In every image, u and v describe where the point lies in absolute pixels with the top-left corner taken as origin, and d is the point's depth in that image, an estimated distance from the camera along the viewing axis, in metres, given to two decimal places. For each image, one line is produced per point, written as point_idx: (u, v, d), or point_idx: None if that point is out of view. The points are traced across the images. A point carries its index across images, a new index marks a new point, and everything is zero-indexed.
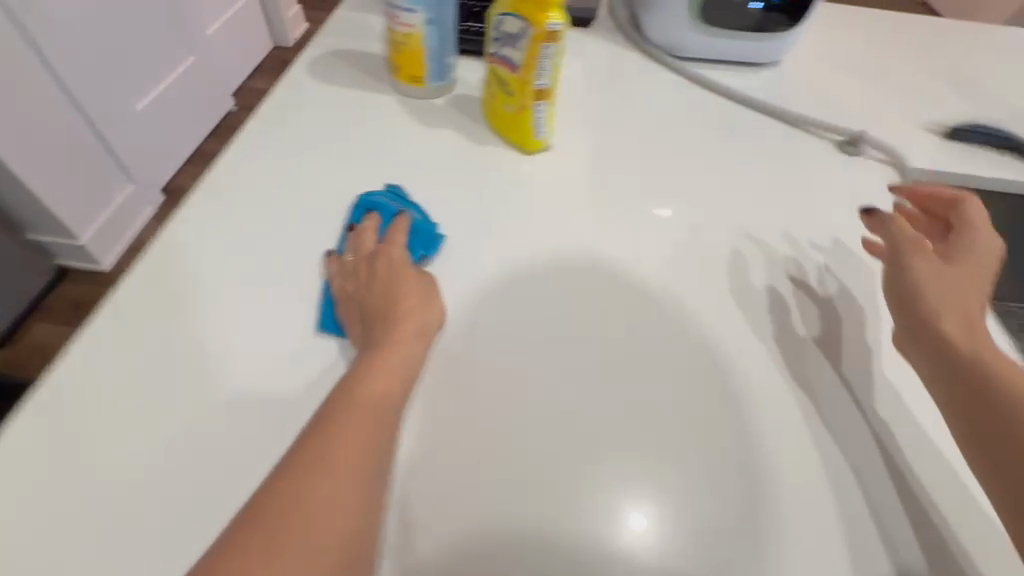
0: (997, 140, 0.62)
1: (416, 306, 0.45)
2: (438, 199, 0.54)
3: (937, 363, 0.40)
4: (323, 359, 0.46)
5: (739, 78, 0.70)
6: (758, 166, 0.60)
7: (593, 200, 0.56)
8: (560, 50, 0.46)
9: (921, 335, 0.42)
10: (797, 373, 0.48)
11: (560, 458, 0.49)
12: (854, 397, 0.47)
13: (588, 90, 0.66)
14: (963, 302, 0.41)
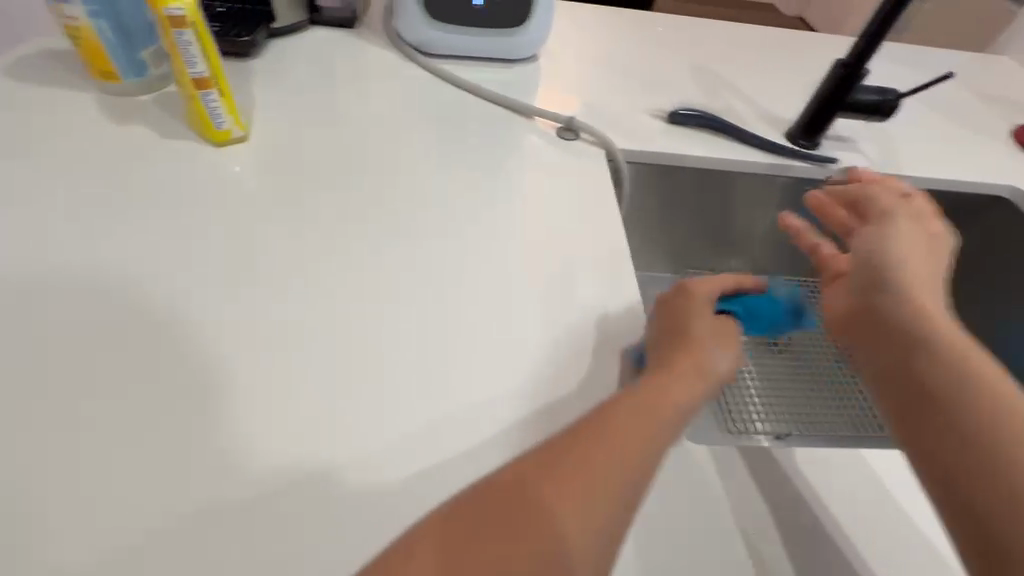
0: (707, 123, 0.68)
1: (687, 383, 0.41)
2: (184, 192, 0.52)
3: (885, 320, 0.40)
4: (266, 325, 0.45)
5: (486, 72, 0.73)
6: (511, 166, 0.62)
7: (341, 193, 0.56)
8: (200, 34, 0.47)
9: (874, 296, 0.42)
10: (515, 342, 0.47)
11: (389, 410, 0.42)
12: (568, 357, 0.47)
13: (346, 96, 0.67)
14: (918, 278, 0.43)
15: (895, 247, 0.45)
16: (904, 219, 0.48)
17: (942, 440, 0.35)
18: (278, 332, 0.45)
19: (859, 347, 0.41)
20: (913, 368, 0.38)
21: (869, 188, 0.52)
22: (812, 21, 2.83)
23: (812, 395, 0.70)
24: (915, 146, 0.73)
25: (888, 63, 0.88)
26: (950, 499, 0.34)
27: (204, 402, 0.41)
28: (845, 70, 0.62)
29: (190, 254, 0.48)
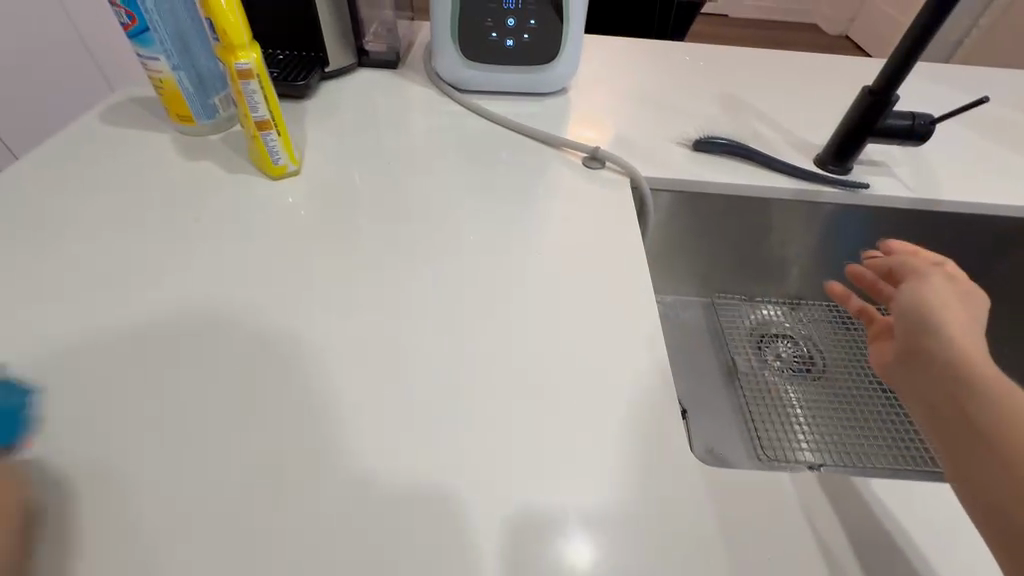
0: (734, 150, 0.69)
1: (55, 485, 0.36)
2: (246, 221, 0.59)
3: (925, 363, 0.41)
4: (308, 341, 0.49)
5: (517, 106, 0.77)
6: (538, 194, 0.66)
7: (380, 223, 0.60)
8: (262, 84, 0.53)
9: (913, 339, 0.43)
10: (537, 362, 0.49)
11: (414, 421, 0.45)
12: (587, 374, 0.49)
13: (388, 132, 0.73)
14: (957, 314, 0.42)
15: (927, 292, 0.45)
16: (939, 278, 0.47)
17: (986, 475, 0.35)
18: (320, 345, 0.49)
19: (905, 391, 0.42)
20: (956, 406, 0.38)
21: (899, 257, 0.51)
22: (858, 39, 2.75)
23: (852, 423, 0.68)
24: (956, 170, 0.71)
25: (928, 86, 0.86)
26: (1000, 538, 0.33)
27: (253, 406, 0.45)
28: (874, 97, 0.62)
29: (247, 275, 0.54)
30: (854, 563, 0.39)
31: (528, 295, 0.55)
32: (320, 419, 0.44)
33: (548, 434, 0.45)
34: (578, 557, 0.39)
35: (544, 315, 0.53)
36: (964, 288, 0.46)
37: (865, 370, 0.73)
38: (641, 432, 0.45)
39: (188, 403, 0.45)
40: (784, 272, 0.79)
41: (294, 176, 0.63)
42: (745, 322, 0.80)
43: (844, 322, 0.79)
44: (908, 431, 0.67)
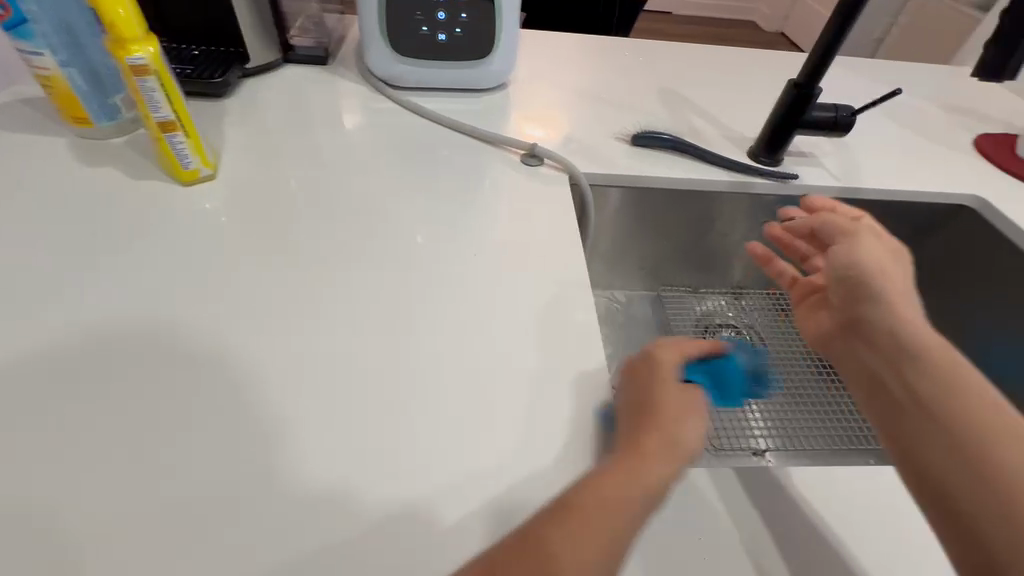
0: (672, 145, 0.70)
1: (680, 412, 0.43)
2: (155, 231, 0.54)
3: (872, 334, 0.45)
4: (225, 361, 0.45)
5: (454, 103, 0.75)
6: (478, 193, 0.64)
7: (306, 227, 0.57)
8: (161, 81, 0.48)
9: (861, 313, 0.47)
10: (475, 369, 0.47)
11: (340, 444, 0.42)
12: (527, 378, 0.47)
13: (318, 131, 0.69)
14: (893, 282, 0.47)
15: (865, 259, 0.48)
16: (868, 237, 0.51)
17: (924, 430, 0.39)
18: (240, 364, 0.45)
19: (847, 353, 0.47)
20: (896, 368, 0.42)
21: (824, 218, 0.54)
22: (794, 35, 2.88)
23: (788, 410, 0.70)
24: (878, 159, 0.74)
25: (851, 78, 0.90)
26: (926, 486, 0.37)
27: (162, 438, 0.41)
28: (799, 89, 0.63)
29: (158, 291, 0.49)
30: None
31: (467, 297, 0.53)
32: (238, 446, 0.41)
33: (486, 451, 0.43)
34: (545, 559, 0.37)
35: (484, 317, 0.51)
36: (889, 247, 0.50)
37: (801, 359, 0.76)
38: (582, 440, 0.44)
39: (86, 441, 0.40)
40: (726, 263, 0.81)
41: (210, 181, 0.58)
42: (692, 312, 0.82)
43: (783, 309, 0.82)
44: (846, 413, 0.70)
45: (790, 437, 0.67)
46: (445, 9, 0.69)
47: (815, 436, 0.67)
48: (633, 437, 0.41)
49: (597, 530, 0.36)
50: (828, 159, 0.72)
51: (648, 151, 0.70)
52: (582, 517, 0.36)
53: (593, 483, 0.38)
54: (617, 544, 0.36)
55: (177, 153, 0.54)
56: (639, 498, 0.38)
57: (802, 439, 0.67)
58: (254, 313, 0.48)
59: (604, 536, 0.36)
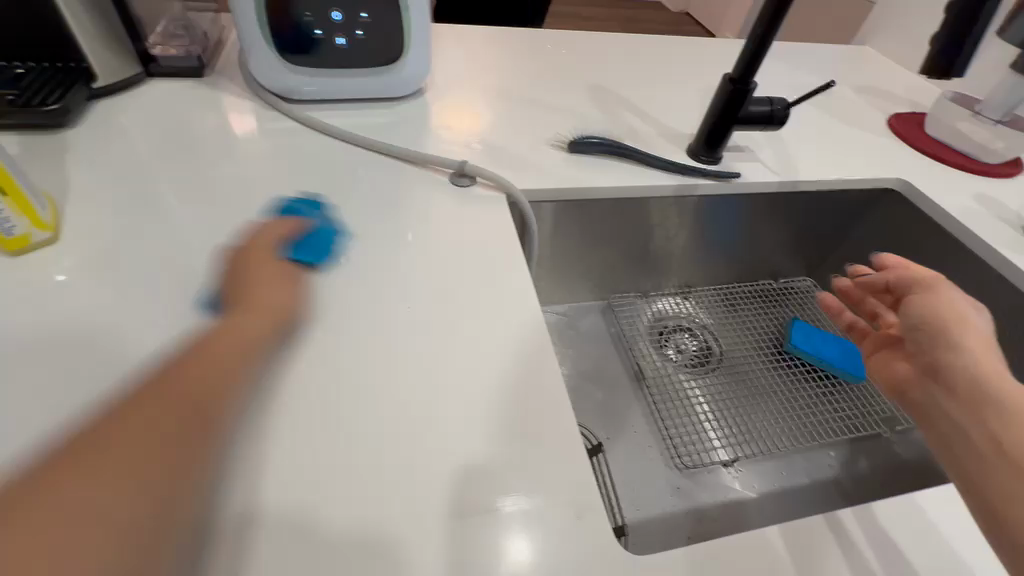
0: (610, 150, 0.65)
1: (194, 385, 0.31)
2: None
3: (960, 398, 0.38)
4: None
5: (364, 116, 0.65)
6: (403, 218, 0.55)
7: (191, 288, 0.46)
8: None
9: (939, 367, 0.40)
10: (417, 440, 0.39)
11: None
12: (479, 442, 0.40)
13: (197, 161, 0.57)
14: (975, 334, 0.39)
15: (941, 311, 0.41)
16: (945, 287, 0.44)
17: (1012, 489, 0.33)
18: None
19: (923, 400, 0.41)
20: (979, 420, 0.36)
21: (896, 271, 0.48)
22: (697, 15, 2.99)
23: (751, 413, 0.69)
24: (808, 147, 0.74)
25: (770, 65, 0.91)
26: (997, 538, 0.33)
27: None
28: (734, 85, 0.61)
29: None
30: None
31: (398, 348, 0.44)
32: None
33: (438, 548, 0.34)
34: (516, 561, 0.34)
35: (422, 373, 0.43)
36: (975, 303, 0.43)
37: (756, 356, 0.75)
38: (558, 510, 0.37)
39: None
40: (675, 264, 0.78)
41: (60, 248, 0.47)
42: (644, 318, 0.79)
43: (730, 304, 0.81)
44: (803, 406, 0.70)
45: (757, 440, 0.66)
46: (342, 9, 0.59)
47: (780, 435, 0.67)
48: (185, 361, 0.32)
49: (148, 448, 0.27)
50: (763, 153, 0.71)
51: (584, 158, 0.65)
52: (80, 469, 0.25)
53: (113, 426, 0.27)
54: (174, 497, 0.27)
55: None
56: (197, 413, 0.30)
57: (768, 441, 0.66)
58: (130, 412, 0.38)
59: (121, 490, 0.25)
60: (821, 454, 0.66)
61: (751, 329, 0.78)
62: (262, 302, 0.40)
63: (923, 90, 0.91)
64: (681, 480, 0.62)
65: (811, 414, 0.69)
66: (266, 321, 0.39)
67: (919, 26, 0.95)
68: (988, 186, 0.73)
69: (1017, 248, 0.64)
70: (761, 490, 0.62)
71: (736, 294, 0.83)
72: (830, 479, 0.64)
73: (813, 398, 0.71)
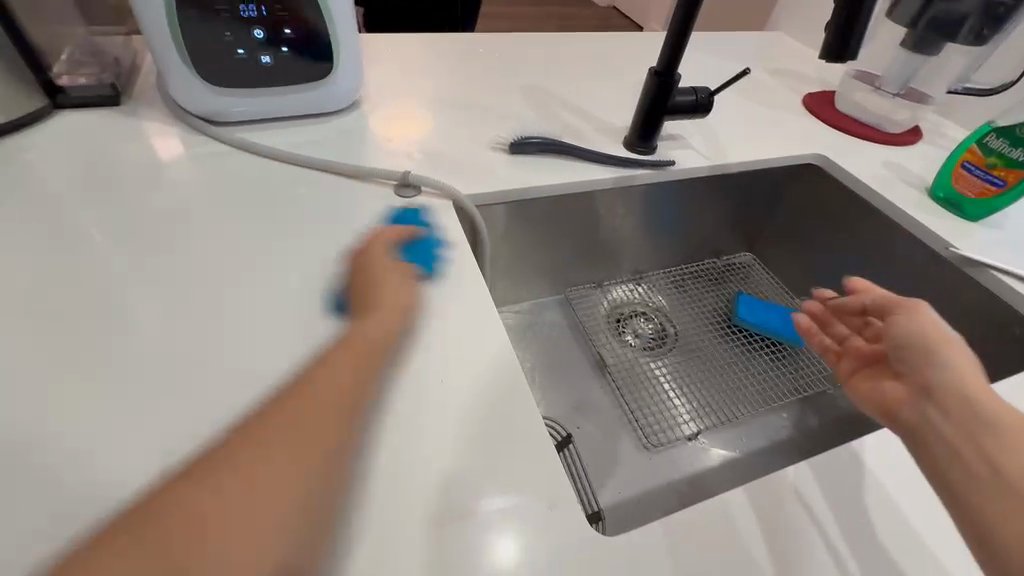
0: (551, 149, 0.67)
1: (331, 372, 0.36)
2: None
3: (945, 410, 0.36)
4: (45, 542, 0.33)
5: (298, 133, 0.64)
6: (348, 234, 0.54)
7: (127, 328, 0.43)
8: None
9: (929, 382, 0.38)
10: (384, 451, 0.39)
11: None
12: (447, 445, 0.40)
13: (122, 193, 0.54)
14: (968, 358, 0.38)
15: (932, 328, 0.40)
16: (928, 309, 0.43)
17: (1003, 499, 0.31)
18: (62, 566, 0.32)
19: (913, 426, 0.38)
20: (973, 441, 0.34)
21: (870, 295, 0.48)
22: (625, 9, 3.08)
23: (709, 387, 0.73)
24: (734, 131, 0.78)
25: (693, 56, 0.95)
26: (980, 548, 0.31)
27: None
28: (659, 78, 0.63)
29: None
30: (776, 566, 0.37)
31: None
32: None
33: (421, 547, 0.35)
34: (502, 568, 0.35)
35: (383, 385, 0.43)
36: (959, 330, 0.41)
37: (707, 331, 0.79)
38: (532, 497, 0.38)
39: None
40: (623, 253, 0.81)
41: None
42: (600, 307, 0.81)
43: (680, 284, 0.85)
44: (754, 374, 0.74)
45: (716, 413, 0.70)
46: (262, 26, 0.57)
47: (735, 405, 0.71)
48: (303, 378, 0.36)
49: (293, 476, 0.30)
50: (694, 140, 0.75)
51: (525, 158, 0.67)
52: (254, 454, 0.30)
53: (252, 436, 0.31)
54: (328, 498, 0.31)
55: None
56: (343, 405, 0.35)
57: (726, 412, 0.70)
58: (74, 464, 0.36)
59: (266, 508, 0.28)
60: (775, 417, 0.71)
61: (701, 306, 0.83)
62: (383, 308, 0.44)
63: (830, 70, 0.99)
64: (650, 458, 0.64)
65: (760, 380, 0.74)
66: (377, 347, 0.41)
67: (819, 10, 1.03)
68: (892, 153, 0.80)
69: (918, 207, 0.70)
70: (725, 457, 0.66)
71: (684, 274, 0.87)
72: (785, 439, 0.69)
73: (763, 364, 0.76)
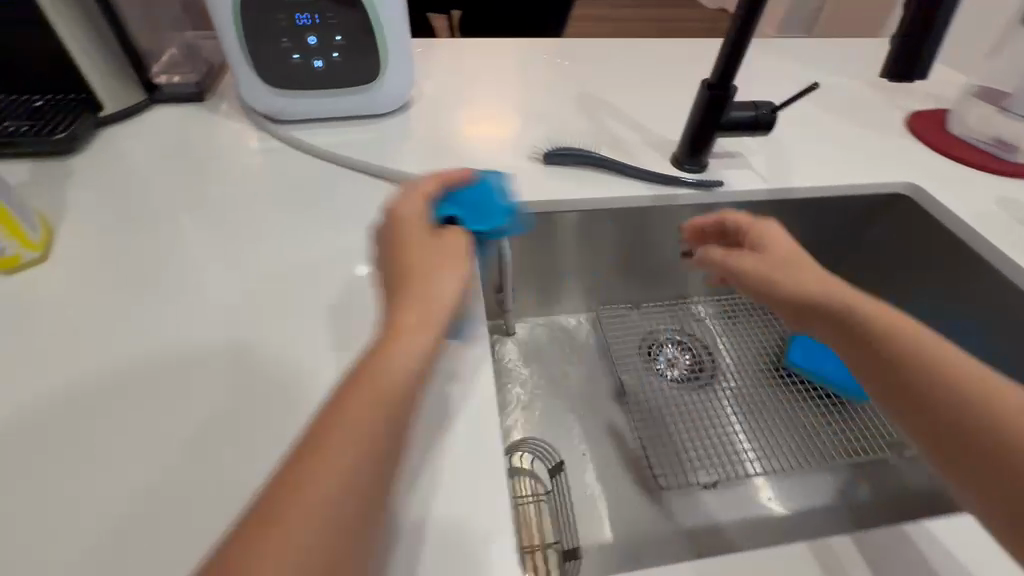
0: (586, 160, 0.64)
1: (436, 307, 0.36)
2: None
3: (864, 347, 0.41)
4: (68, 482, 0.39)
5: (344, 133, 0.67)
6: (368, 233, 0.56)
7: (167, 303, 0.49)
8: None
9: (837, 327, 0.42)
10: None
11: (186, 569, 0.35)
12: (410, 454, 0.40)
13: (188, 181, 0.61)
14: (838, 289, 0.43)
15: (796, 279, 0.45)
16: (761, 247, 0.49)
17: (943, 418, 0.36)
18: (69, 510, 0.37)
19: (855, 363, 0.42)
20: (903, 370, 0.38)
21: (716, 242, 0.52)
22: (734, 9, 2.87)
23: (740, 433, 0.67)
24: (808, 151, 0.70)
25: (777, 64, 0.86)
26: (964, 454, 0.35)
27: None
28: (712, 91, 0.58)
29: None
30: None
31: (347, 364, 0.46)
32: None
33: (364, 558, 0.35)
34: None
35: None
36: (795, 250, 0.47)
37: (749, 372, 0.73)
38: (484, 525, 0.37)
39: None
40: (663, 276, 0.76)
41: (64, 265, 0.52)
42: (636, 330, 0.76)
43: (728, 317, 0.79)
44: (797, 427, 0.67)
45: (742, 465, 0.64)
46: (317, 33, 0.61)
47: (766, 458, 0.65)
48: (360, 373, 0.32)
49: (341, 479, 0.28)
50: (754, 158, 0.68)
51: (555, 168, 0.64)
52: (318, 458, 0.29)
53: (333, 421, 0.30)
54: (361, 506, 0.29)
55: None
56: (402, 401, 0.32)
57: (754, 465, 0.64)
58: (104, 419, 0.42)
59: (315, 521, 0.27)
60: (818, 482, 0.64)
61: (752, 344, 0.76)
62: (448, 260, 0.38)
63: (950, 83, 0.84)
64: (658, 505, 0.61)
65: (807, 438, 0.66)
66: (434, 319, 0.35)
67: None
68: (1015, 187, 0.66)
69: None
70: (743, 518, 0.61)
71: (736, 306, 0.80)
72: (821, 507, 0.62)
73: (814, 419, 0.68)
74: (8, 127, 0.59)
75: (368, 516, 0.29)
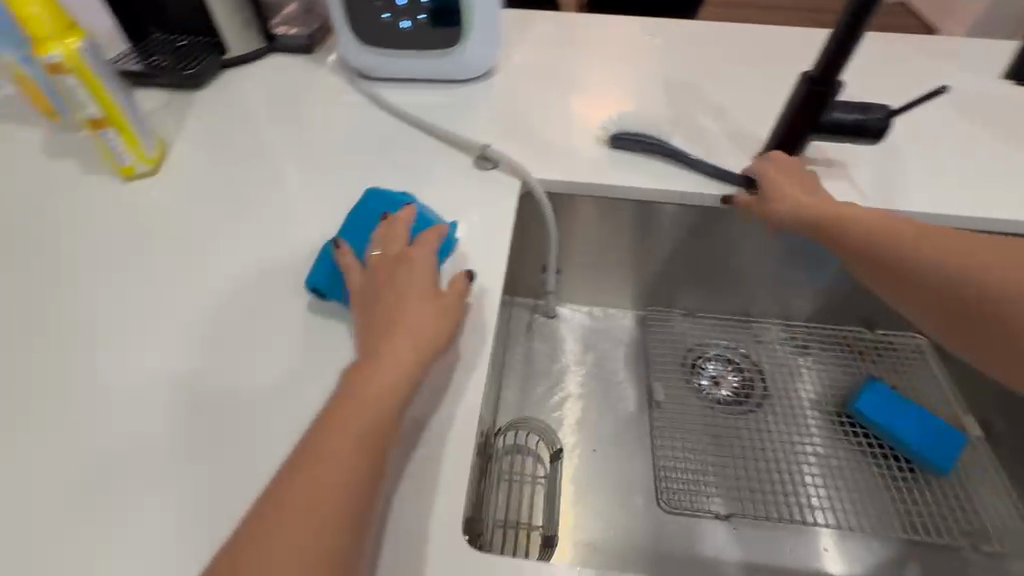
0: (649, 146, 0.60)
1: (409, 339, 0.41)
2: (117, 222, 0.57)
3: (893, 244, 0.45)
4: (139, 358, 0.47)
5: (422, 94, 0.70)
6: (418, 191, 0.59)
7: (240, 227, 0.57)
8: (86, 81, 0.52)
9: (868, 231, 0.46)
10: None
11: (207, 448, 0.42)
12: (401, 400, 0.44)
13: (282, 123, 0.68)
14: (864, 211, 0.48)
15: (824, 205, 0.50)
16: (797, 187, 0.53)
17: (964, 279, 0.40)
18: (135, 381, 0.46)
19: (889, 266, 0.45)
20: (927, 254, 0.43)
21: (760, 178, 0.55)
22: None
23: (772, 469, 0.61)
24: (929, 169, 0.59)
25: (925, 58, 0.72)
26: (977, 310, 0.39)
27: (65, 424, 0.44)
28: (812, 86, 0.51)
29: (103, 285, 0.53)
30: None
31: None
32: (108, 470, 0.42)
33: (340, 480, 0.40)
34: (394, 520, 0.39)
35: None
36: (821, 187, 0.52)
37: (803, 407, 0.65)
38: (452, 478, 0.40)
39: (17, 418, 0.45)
40: (722, 284, 0.70)
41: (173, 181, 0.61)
42: (681, 338, 0.71)
43: (793, 341, 0.70)
44: (843, 480, 0.60)
45: (763, 502, 0.59)
46: None
47: (792, 502, 0.59)
48: (335, 406, 0.38)
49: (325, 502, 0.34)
50: (854, 168, 0.59)
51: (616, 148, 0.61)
52: (304, 479, 0.34)
53: (314, 446, 0.36)
54: (350, 521, 0.34)
55: (111, 149, 0.58)
56: (390, 411, 0.38)
57: (778, 504, 0.59)
58: (174, 313, 0.50)
59: (315, 515, 0.33)
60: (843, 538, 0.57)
61: (816, 380, 0.67)
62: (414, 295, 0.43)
63: None
64: (656, 519, 0.59)
65: (852, 495, 0.59)
66: (406, 346, 0.41)
67: None
68: None
69: None
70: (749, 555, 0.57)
71: (807, 334, 0.71)
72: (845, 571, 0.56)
73: (869, 477, 0.60)
74: (156, 62, 0.70)
75: (357, 518, 0.34)
